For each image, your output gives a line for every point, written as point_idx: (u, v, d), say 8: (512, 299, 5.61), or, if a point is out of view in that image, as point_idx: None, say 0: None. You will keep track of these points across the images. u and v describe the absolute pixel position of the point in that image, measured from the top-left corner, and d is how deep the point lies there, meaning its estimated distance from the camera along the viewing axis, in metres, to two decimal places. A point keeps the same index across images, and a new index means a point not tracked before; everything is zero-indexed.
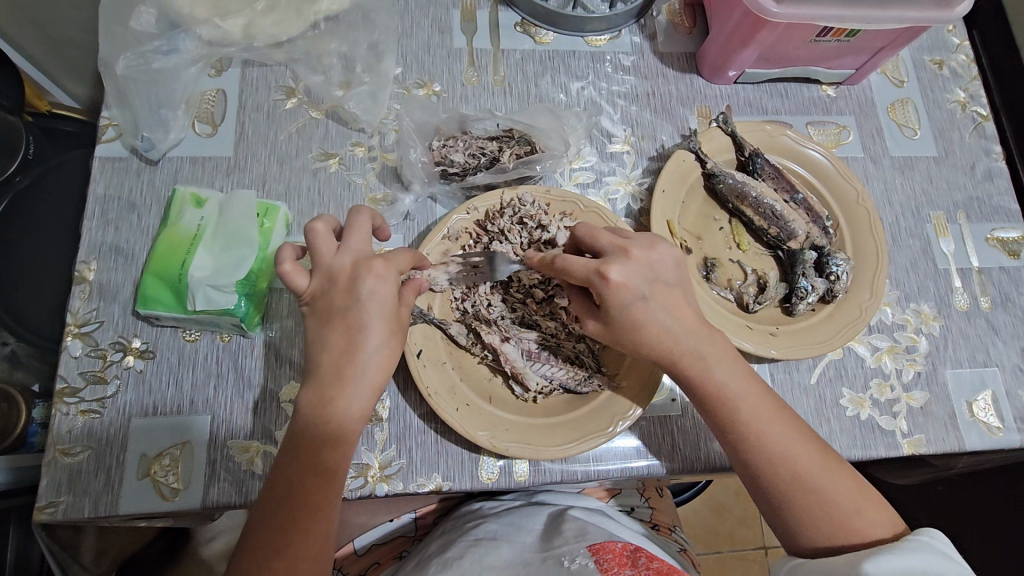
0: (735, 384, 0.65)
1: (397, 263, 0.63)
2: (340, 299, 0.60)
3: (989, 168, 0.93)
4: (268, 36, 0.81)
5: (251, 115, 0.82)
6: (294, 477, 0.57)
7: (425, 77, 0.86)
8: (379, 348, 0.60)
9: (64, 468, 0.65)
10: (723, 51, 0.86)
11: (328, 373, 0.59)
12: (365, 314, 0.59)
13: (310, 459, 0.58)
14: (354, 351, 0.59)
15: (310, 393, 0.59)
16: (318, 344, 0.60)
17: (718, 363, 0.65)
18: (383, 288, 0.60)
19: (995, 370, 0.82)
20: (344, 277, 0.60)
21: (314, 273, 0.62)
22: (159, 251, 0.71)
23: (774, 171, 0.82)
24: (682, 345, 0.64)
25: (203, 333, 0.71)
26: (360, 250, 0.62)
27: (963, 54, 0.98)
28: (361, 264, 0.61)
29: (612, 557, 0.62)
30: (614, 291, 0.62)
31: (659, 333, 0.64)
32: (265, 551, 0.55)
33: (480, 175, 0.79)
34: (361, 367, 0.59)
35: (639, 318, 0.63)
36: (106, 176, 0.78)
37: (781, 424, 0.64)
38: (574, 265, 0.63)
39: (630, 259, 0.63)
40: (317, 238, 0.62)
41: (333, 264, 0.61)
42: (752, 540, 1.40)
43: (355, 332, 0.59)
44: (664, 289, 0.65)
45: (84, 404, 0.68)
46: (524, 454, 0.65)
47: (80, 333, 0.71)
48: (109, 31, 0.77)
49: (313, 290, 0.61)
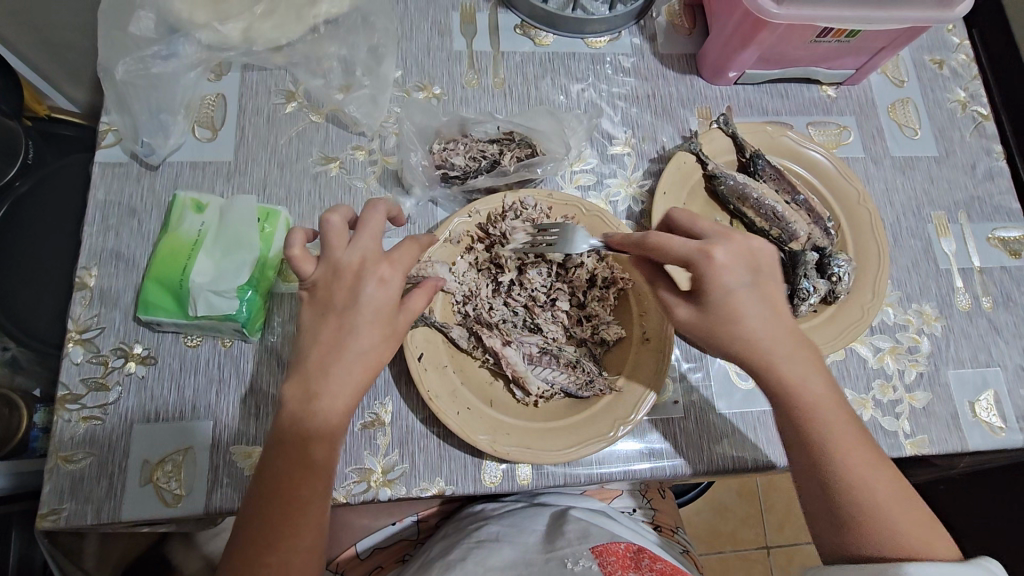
0: (833, 407, 0.61)
1: (402, 265, 0.61)
2: (340, 295, 0.60)
3: (990, 168, 0.93)
4: (268, 40, 0.81)
5: (252, 120, 0.82)
6: (286, 470, 0.57)
7: (425, 80, 0.86)
8: (369, 348, 0.59)
9: (66, 474, 0.65)
10: (723, 53, 0.86)
11: (314, 366, 0.58)
12: (359, 314, 0.59)
13: (297, 455, 0.57)
14: (344, 348, 0.58)
15: (293, 387, 0.58)
16: (310, 333, 0.60)
17: (809, 376, 0.61)
18: (383, 291, 0.60)
19: (998, 370, 0.82)
20: (350, 273, 0.60)
21: (321, 261, 0.61)
22: (159, 257, 0.70)
23: (775, 172, 0.82)
24: (763, 352, 0.61)
25: (205, 338, 0.71)
26: (370, 248, 0.61)
27: (963, 54, 0.98)
28: (368, 263, 0.60)
29: (615, 559, 0.64)
30: (715, 270, 0.60)
31: (753, 323, 0.61)
32: (263, 543, 0.55)
33: (481, 178, 0.79)
34: (347, 363, 0.58)
35: (738, 308, 0.61)
36: (106, 182, 0.77)
37: (863, 449, 0.60)
38: (673, 240, 0.62)
39: (732, 243, 0.62)
40: (331, 229, 0.61)
41: (341, 258, 0.60)
42: (754, 540, 1.40)
43: (345, 331, 0.59)
44: (767, 281, 0.63)
45: (85, 411, 0.68)
46: (523, 458, 0.65)
47: (81, 339, 0.70)
48: (108, 37, 0.77)
49: (317, 277, 0.61)
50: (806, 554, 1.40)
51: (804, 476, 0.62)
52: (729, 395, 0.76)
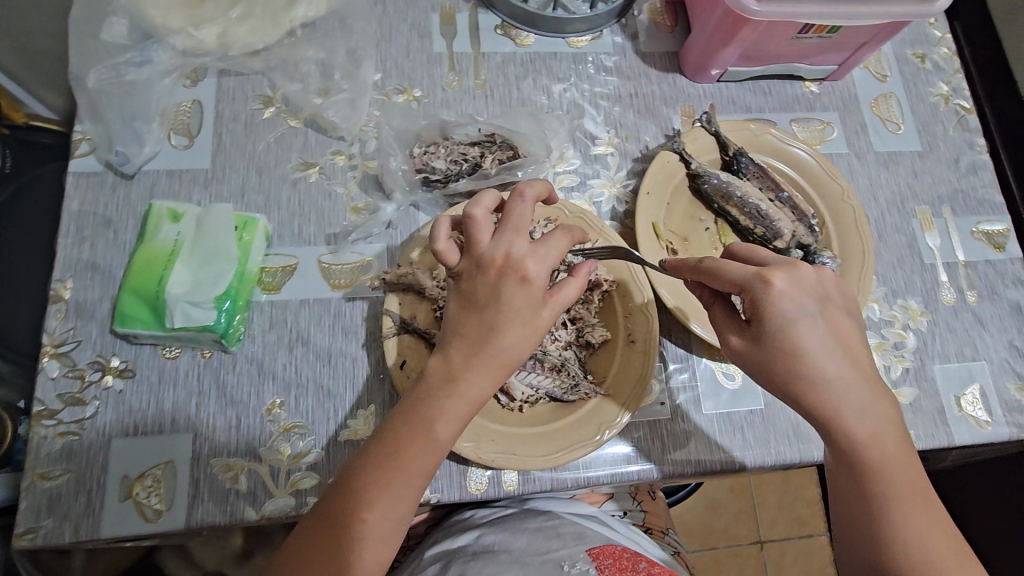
0: (898, 457, 0.58)
1: (549, 261, 0.57)
2: (482, 290, 0.56)
3: (973, 161, 0.93)
4: (245, 45, 0.80)
5: (229, 126, 0.80)
6: (401, 444, 0.55)
7: (405, 83, 0.85)
8: (506, 347, 0.55)
9: (43, 492, 0.64)
10: (705, 50, 0.85)
11: (453, 360, 0.56)
12: (499, 312, 0.55)
13: (394, 466, 0.54)
14: (485, 342, 0.55)
15: (437, 362, 0.56)
16: (451, 328, 0.57)
17: (877, 425, 0.58)
18: (528, 289, 0.56)
19: (983, 364, 0.82)
20: (494, 268, 0.56)
21: (465, 252, 0.59)
22: (134, 268, 0.69)
23: (758, 170, 0.82)
24: (831, 395, 0.58)
25: (183, 349, 0.70)
26: (516, 242, 0.57)
27: (945, 47, 0.98)
28: (514, 259, 0.56)
29: (612, 562, 0.63)
30: (776, 297, 0.57)
31: (819, 360, 0.58)
32: (348, 509, 0.54)
33: (462, 182, 0.78)
34: (481, 364, 0.55)
35: (799, 342, 0.57)
36: (80, 192, 0.76)
37: (919, 504, 0.58)
38: (732, 264, 0.60)
39: (798, 273, 0.59)
40: (478, 221, 0.58)
41: (486, 251, 0.57)
42: (747, 535, 1.40)
43: (490, 324, 0.55)
44: (834, 314, 0.60)
45: (62, 426, 0.67)
46: (508, 464, 0.65)
47: (57, 353, 0.69)
48: (81, 44, 0.76)
49: (462, 269, 0.58)
50: (799, 548, 1.40)
51: (851, 521, 0.60)
52: (715, 395, 0.76)
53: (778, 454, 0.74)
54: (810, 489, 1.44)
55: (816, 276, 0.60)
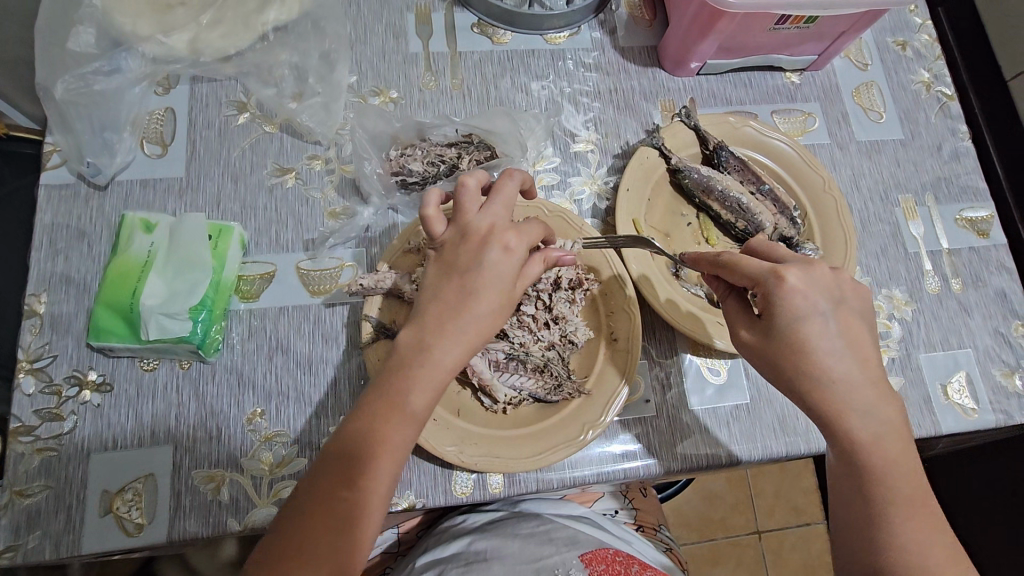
0: (901, 460, 0.57)
1: (529, 235, 0.58)
2: (464, 256, 0.56)
3: (956, 148, 0.92)
4: (216, 50, 0.79)
5: (202, 133, 0.79)
6: (376, 416, 0.52)
7: (381, 85, 0.84)
8: (485, 314, 0.55)
9: (22, 509, 0.63)
10: (683, 44, 0.84)
11: (431, 322, 0.55)
12: (481, 277, 0.55)
13: (371, 428, 0.52)
14: (461, 311, 0.55)
15: (408, 334, 0.55)
16: (430, 293, 0.56)
17: (883, 429, 0.57)
18: (509, 258, 0.56)
19: (969, 352, 0.82)
20: (477, 238, 0.57)
21: (450, 223, 0.59)
22: (108, 280, 0.68)
23: (739, 164, 0.81)
24: (835, 393, 0.57)
25: (161, 361, 0.69)
26: (501, 215, 0.58)
27: (925, 34, 0.98)
28: (497, 229, 0.57)
29: (605, 567, 0.64)
30: (788, 294, 0.57)
31: (829, 357, 0.57)
32: (332, 476, 0.51)
33: (440, 184, 0.77)
34: (460, 327, 0.55)
35: (807, 339, 0.57)
36: (53, 205, 0.75)
37: (919, 508, 0.56)
38: (749, 258, 0.61)
39: (812, 272, 0.59)
40: (467, 192, 0.59)
41: (471, 221, 0.57)
42: (744, 526, 1.40)
43: (467, 294, 0.55)
44: (850, 315, 0.59)
45: (39, 443, 0.66)
46: (492, 468, 0.64)
47: (32, 369, 0.68)
48: (47, 54, 0.75)
49: (446, 239, 0.58)
50: (797, 537, 1.41)
51: (849, 525, 0.59)
52: (701, 391, 0.76)
53: (765, 449, 0.74)
54: (806, 478, 1.44)
55: (832, 277, 0.60)
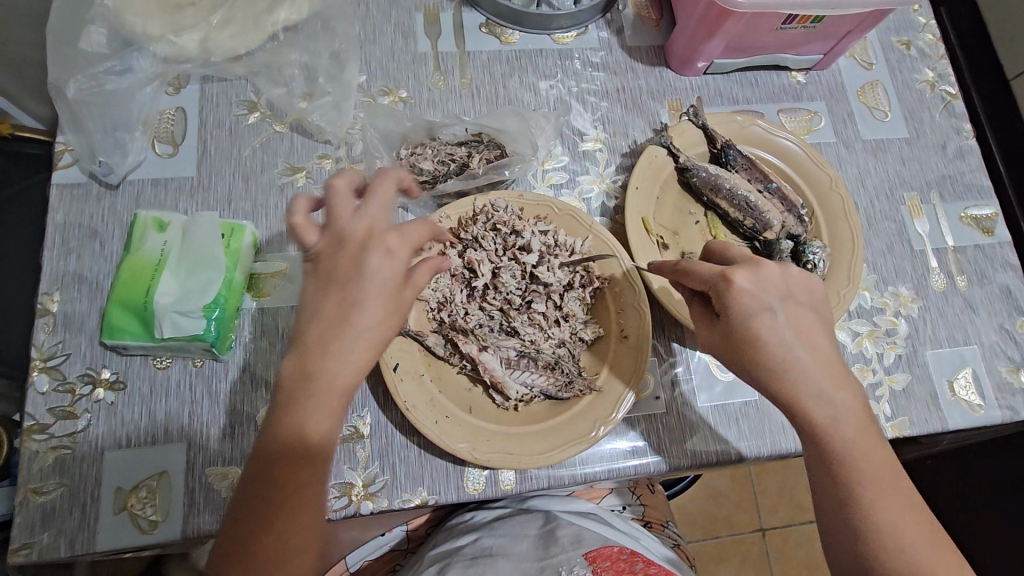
0: (860, 442, 0.58)
1: (413, 237, 0.58)
2: (343, 265, 0.56)
3: (960, 147, 0.93)
4: (226, 50, 0.79)
5: (213, 133, 0.80)
6: (278, 456, 0.52)
7: (390, 84, 0.85)
8: (371, 321, 0.55)
9: (37, 507, 0.63)
10: (690, 44, 0.85)
11: (315, 339, 0.55)
12: (365, 284, 0.55)
13: (283, 450, 0.52)
14: (347, 321, 0.55)
15: (290, 365, 0.54)
16: (312, 305, 0.56)
17: (844, 413, 0.59)
18: (390, 262, 0.56)
19: (975, 349, 0.83)
20: (355, 244, 0.56)
21: (326, 230, 0.58)
22: (121, 278, 0.69)
23: (746, 162, 0.82)
24: (792, 384, 0.58)
25: (174, 359, 0.70)
26: (379, 217, 0.58)
27: (929, 33, 0.98)
28: (376, 234, 0.57)
29: (608, 565, 0.64)
30: (740, 296, 0.59)
31: (781, 350, 0.59)
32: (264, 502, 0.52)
33: (450, 182, 0.78)
34: (350, 338, 0.54)
35: (760, 333, 0.58)
36: (65, 204, 0.75)
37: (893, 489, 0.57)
38: (702, 264, 0.61)
39: (756, 268, 0.60)
40: (337, 197, 0.58)
41: (347, 228, 0.57)
42: (748, 524, 1.41)
43: (350, 303, 0.55)
44: (799, 307, 0.61)
45: (54, 441, 0.66)
46: (504, 464, 0.65)
47: (46, 367, 0.69)
48: (59, 54, 0.75)
49: (321, 247, 0.57)
50: (800, 534, 1.41)
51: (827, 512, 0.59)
52: (710, 388, 0.76)
53: (774, 445, 0.74)
54: None
55: (780, 274, 0.61)
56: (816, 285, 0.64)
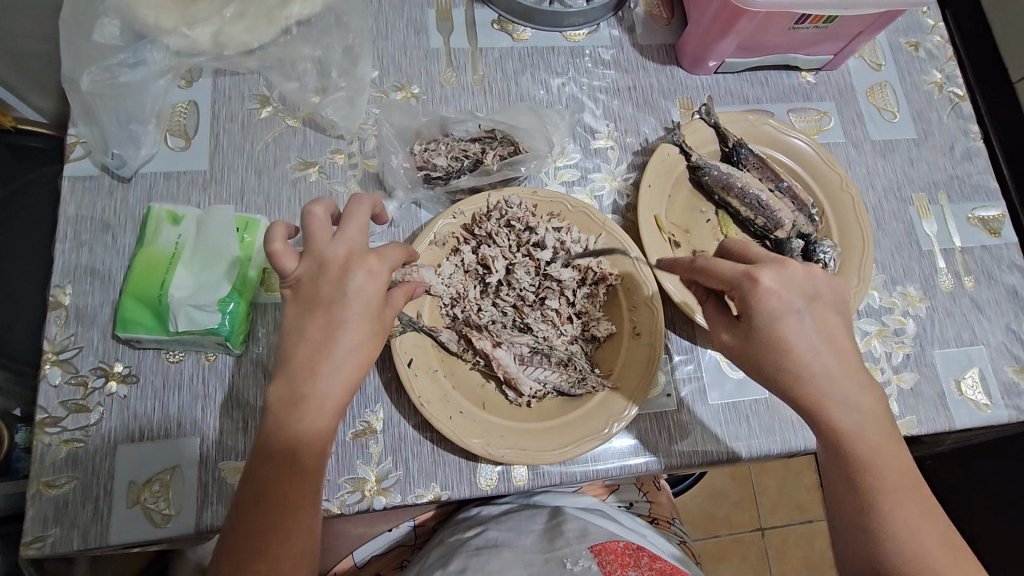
0: (882, 447, 0.58)
1: (390, 259, 0.59)
2: (326, 288, 0.57)
3: (967, 148, 0.94)
4: (238, 44, 0.79)
5: (225, 127, 0.79)
6: (271, 483, 0.53)
7: (403, 80, 0.85)
8: (354, 346, 0.56)
9: (50, 500, 0.63)
10: (702, 43, 0.85)
11: (299, 367, 0.55)
12: (348, 307, 0.56)
13: (276, 476, 0.53)
14: (328, 347, 0.55)
15: (278, 391, 0.55)
16: (293, 332, 0.56)
17: (866, 419, 0.58)
18: (373, 283, 0.57)
19: (982, 348, 0.84)
20: (336, 267, 0.57)
21: (304, 256, 0.58)
22: (135, 271, 0.68)
23: (757, 162, 0.82)
24: (814, 389, 0.58)
25: (187, 353, 0.69)
26: (356, 241, 0.59)
27: (937, 35, 0.99)
28: (354, 257, 0.58)
29: (613, 558, 0.64)
30: (763, 296, 0.58)
31: (806, 355, 0.58)
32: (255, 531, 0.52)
33: (464, 179, 0.78)
34: (335, 363, 0.55)
35: (784, 336, 0.58)
36: (76, 197, 0.75)
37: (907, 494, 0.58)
38: (725, 261, 0.61)
39: (784, 270, 0.60)
40: (315, 221, 0.59)
41: (326, 251, 0.57)
42: (748, 523, 1.42)
43: (334, 327, 0.55)
44: (823, 309, 0.61)
45: (66, 434, 0.66)
46: (518, 460, 0.65)
47: (57, 361, 0.68)
48: (71, 46, 0.75)
49: (300, 274, 0.58)
50: (800, 533, 1.42)
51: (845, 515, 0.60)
52: (720, 386, 0.76)
53: (783, 443, 0.75)
54: (808, 475, 1.46)
55: (804, 275, 0.61)
56: (838, 286, 0.64)
